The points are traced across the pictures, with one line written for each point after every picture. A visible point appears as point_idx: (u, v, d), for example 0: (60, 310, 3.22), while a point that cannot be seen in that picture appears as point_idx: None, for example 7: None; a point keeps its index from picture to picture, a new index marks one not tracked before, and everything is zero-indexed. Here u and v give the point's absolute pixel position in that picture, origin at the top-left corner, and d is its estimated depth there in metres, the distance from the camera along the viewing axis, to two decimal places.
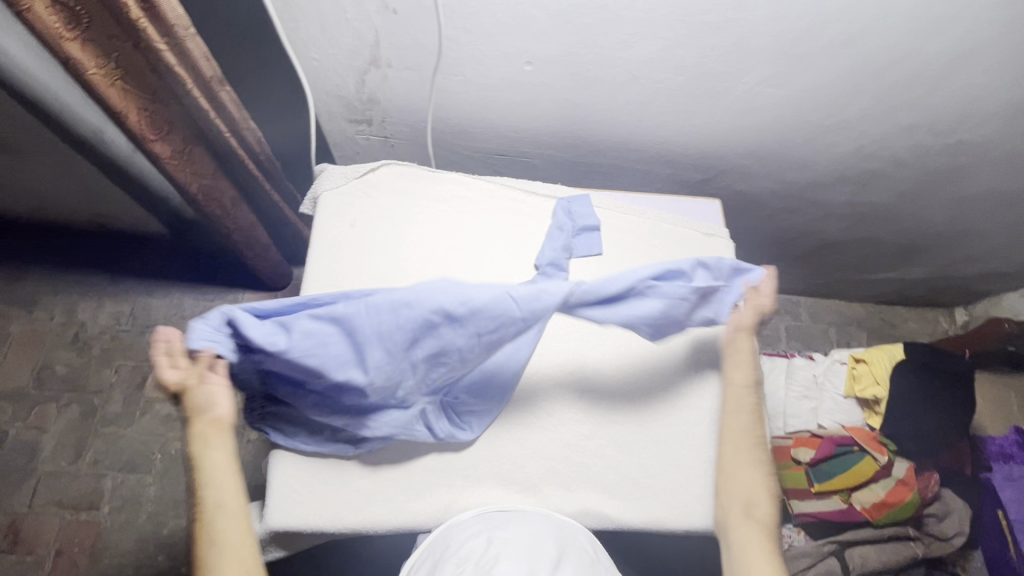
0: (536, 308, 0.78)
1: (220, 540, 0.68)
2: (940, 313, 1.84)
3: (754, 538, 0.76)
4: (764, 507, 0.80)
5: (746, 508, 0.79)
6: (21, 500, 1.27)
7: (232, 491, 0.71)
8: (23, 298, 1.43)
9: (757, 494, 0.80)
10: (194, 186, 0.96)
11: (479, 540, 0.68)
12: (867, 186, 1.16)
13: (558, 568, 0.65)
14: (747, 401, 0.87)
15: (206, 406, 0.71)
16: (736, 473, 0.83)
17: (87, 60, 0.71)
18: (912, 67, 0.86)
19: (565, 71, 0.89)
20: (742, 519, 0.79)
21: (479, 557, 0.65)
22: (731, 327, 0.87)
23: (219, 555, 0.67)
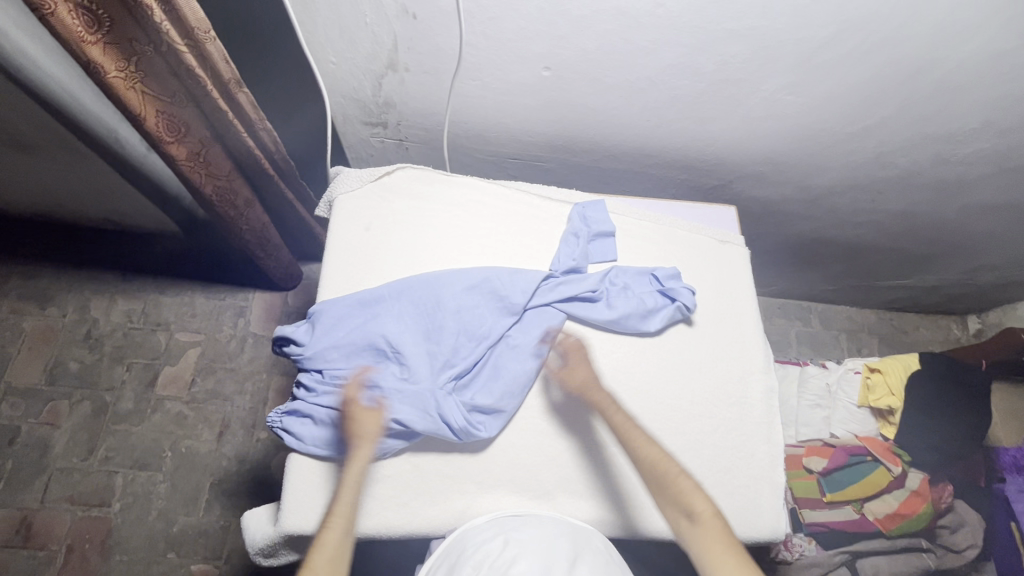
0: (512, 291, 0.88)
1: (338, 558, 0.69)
2: (953, 321, 1.83)
3: (711, 542, 0.69)
4: (701, 500, 0.73)
5: (682, 518, 0.73)
6: (33, 495, 1.28)
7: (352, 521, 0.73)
8: (36, 295, 1.44)
9: (684, 499, 0.74)
10: (209, 188, 0.96)
11: (495, 543, 0.68)
12: (884, 193, 1.15)
13: (574, 568, 0.64)
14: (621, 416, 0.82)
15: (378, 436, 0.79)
16: (665, 484, 0.76)
17: (108, 64, 0.72)
18: (935, 76, 0.85)
19: (583, 76, 0.89)
20: (688, 531, 0.72)
21: (496, 556, 0.65)
22: (574, 382, 0.86)
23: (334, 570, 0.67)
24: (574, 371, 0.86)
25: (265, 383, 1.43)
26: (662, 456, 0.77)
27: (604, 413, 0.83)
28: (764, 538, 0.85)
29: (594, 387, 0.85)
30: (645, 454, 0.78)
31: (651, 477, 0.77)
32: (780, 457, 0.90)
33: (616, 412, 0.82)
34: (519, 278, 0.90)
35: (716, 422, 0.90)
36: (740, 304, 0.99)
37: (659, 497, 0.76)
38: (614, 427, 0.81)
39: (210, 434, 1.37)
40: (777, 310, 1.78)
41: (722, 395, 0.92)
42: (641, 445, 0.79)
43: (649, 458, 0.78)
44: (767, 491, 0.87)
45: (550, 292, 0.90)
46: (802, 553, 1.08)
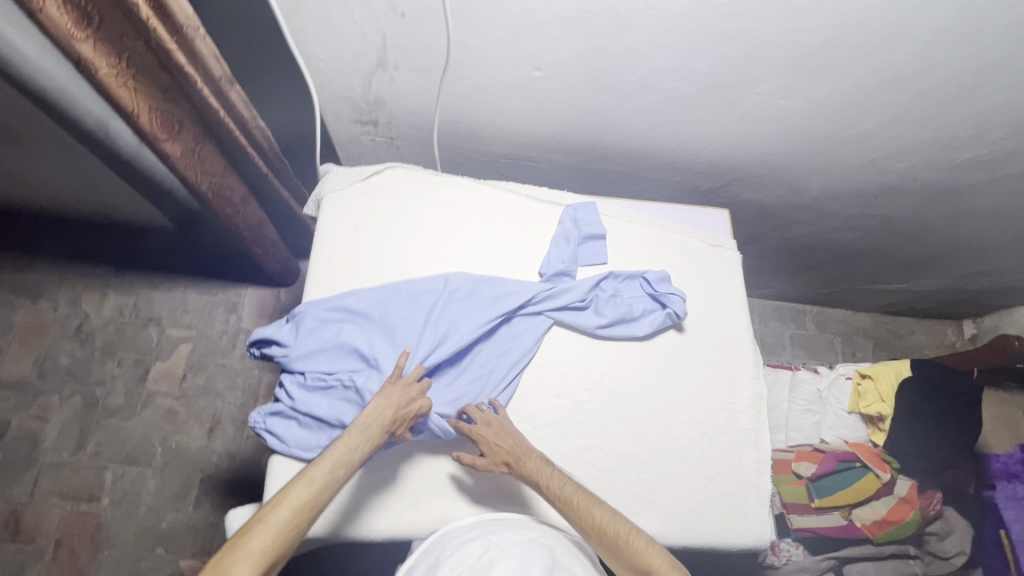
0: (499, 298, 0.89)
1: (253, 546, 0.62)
2: (948, 326, 1.82)
3: None
4: (655, 555, 0.70)
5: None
6: (22, 489, 1.28)
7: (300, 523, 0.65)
8: (28, 288, 1.43)
9: (640, 561, 0.69)
10: (205, 185, 0.94)
11: (475, 545, 0.67)
12: (878, 198, 1.14)
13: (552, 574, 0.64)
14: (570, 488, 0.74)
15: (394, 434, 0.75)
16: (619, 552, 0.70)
17: (98, 61, 0.69)
18: (930, 82, 0.84)
19: (575, 77, 0.88)
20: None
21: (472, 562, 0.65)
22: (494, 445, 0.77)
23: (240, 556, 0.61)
24: (498, 449, 0.76)
25: (255, 380, 1.42)
26: (612, 519, 0.72)
27: (540, 483, 0.75)
28: (748, 545, 0.84)
29: (525, 457, 0.77)
30: (591, 521, 0.72)
31: (604, 543, 0.71)
32: (768, 463, 0.90)
33: (556, 483, 0.75)
34: (501, 287, 0.91)
35: (703, 428, 0.90)
36: (731, 309, 0.98)
37: (614, 560, 0.71)
38: (555, 498, 0.74)
39: (201, 430, 1.36)
40: (772, 312, 1.77)
41: (710, 400, 0.92)
42: (585, 512, 0.72)
43: (596, 525, 0.72)
44: (753, 497, 0.87)
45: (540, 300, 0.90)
46: (790, 558, 1.08)
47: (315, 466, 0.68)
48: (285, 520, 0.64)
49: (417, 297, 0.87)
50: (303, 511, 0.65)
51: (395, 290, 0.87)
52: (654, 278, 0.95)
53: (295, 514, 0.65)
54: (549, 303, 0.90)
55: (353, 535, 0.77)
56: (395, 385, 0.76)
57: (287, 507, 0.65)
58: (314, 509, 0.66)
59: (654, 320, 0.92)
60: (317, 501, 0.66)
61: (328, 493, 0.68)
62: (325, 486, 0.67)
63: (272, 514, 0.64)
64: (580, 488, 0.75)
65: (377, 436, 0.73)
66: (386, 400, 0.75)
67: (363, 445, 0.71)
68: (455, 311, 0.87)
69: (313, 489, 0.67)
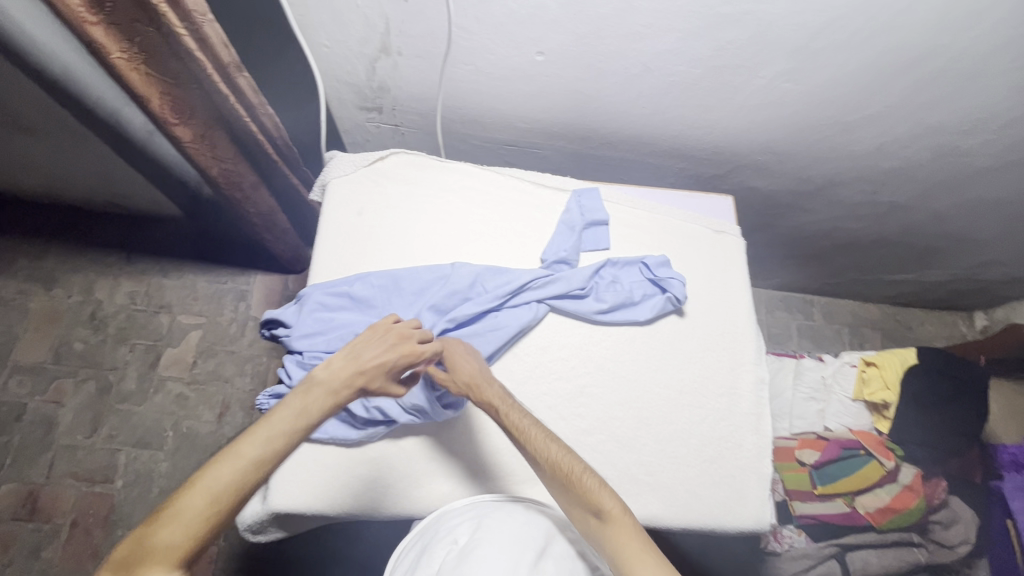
0: (503, 284, 0.90)
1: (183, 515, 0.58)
2: (959, 317, 1.80)
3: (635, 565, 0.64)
4: (608, 497, 0.68)
5: (590, 517, 0.69)
6: (39, 471, 1.31)
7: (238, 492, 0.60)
8: (42, 276, 1.46)
9: (590, 499, 0.68)
10: (215, 170, 0.97)
11: (466, 527, 0.69)
12: (885, 185, 1.13)
13: (540, 557, 0.66)
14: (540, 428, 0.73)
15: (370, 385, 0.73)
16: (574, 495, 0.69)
17: (110, 45, 0.70)
18: (938, 64, 0.83)
19: (578, 62, 0.88)
20: (599, 529, 0.67)
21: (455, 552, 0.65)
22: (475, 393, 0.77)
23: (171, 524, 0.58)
24: (458, 371, 0.78)
25: (264, 366, 1.45)
26: (571, 460, 0.71)
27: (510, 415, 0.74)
28: (749, 528, 0.85)
29: (486, 387, 0.77)
30: (545, 455, 0.71)
31: (557, 481, 0.70)
32: (769, 448, 0.90)
33: (507, 411, 0.75)
34: (499, 276, 0.91)
35: (704, 412, 0.90)
36: (734, 295, 0.99)
37: (567, 497, 0.70)
38: (507, 428, 0.74)
39: (211, 414, 1.39)
40: (779, 303, 1.76)
41: (711, 385, 0.92)
42: (539, 444, 0.72)
43: (550, 461, 0.70)
44: (754, 482, 0.87)
45: (540, 287, 0.90)
46: (793, 545, 1.09)
47: (248, 442, 0.63)
48: (201, 507, 0.59)
49: (420, 279, 0.88)
50: (224, 496, 0.60)
51: (398, 272, 0.89)
52: (655, 266, 0.95)
53: (212, 501, 0.59)
54: (550, 287, 0.90)
55: (357, 512, 0.79)
56: (376, 330, 0.77)
57: (202, 495, 0.59)
58: (240, 492, 0.60)
59: (654, 305, 0.92)
60: (242, 484, 0.61)
61: (253, 474, 0.62)
62: (252, 466, 0.62)
63: (186, 499, 0.58)
64: (537, 425, 0.74)
65: (333, 395, 0.70)
66: (357, 350, 0.74)
67: (309, 407, 0.68)
68: (458, 295, 0.88)
69: (236, 472, 0.61)
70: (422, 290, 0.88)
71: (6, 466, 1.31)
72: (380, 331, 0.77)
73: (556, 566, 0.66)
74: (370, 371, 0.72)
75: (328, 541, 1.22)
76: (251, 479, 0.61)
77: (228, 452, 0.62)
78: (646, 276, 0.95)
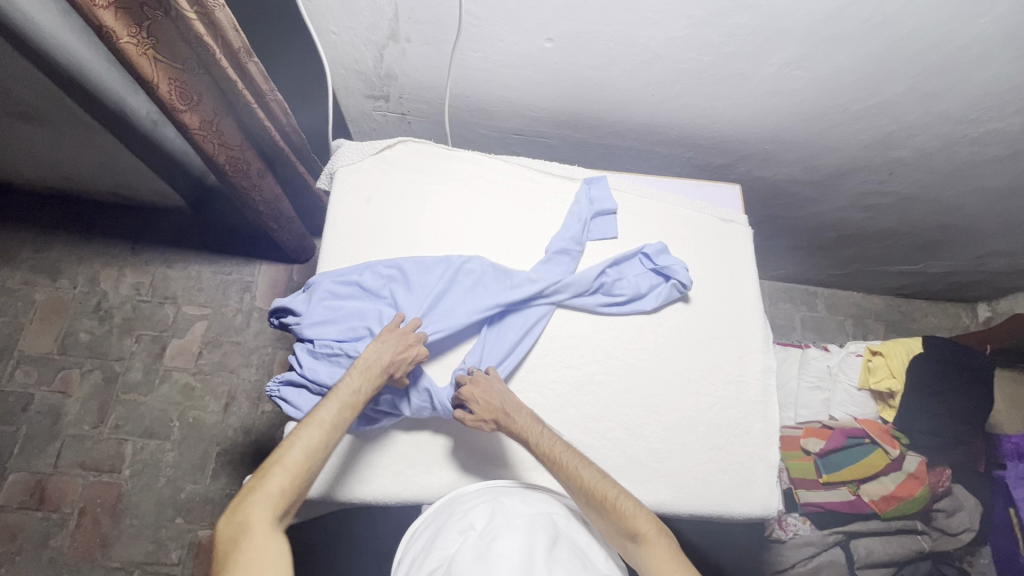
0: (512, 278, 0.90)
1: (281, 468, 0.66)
2: (962, 308, 1.80)
3: None
4: (645, 520, 0.70)
5: (628, 541, 0.70)
6: (46, 460, 1.31)
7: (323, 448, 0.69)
8: (47, 267, 1.46)
9: (627, 524, 0.69)
10: (222, 157, 0.96)
11: (479, 513, 0.69)
12: (892, 175, 1.12)
13: (554, 543, 0.65)
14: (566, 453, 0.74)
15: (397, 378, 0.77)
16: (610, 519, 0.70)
17: (119, 29, 0.71)
18: (949, 51, 0.83)
19: (588, 49, 0.87)
20: (638, 553, 0.69)
21: (472, 537, 0.66)
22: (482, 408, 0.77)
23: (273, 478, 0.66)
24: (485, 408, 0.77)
25: (270, 357, 1.45)
26: (608, 486, 0.72)
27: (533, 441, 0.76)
28: (756, 514, 0.85)
29: (514, 412, 0.78)
30: (579, 481, 0.72)
31: (592, 505, 0.71)
32: (776, 435, 0.91)
33: (538, 438, 0.76)
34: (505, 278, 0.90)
35: (712, 400, 0.90)
36: (741, 283, 0.99)
37: (603, 522, 0.71)
38: (539, 454, 0.75)
39: (217, 405, 1.39)
40: (783, 294, 1.76)
41: (719, 372, 0.92)
42: (572, 471, 0.73)
43: (584, 486, 0.72)
44: (761, 469, 0.88)
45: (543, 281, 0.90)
46: (796, 533, 1.09)
47: (324, 407, 0.71)
48: (297, 461, 0.67)
49: (427, 272, 0.88)
50: (316, 451, 0.68)
51: (406, 264, 0.88)
52: (661, 258, 0.95)
53: (307, 456, 0.68)
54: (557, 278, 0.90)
55: (370, 499, 0.80)
56: (391, 332, 0.79)
57: (299, 450, 0.67)
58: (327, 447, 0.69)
59: (660, 296, 0.93)
60: (327, 442, 0.69)
61: (333, 433, 0.70)
62: (333, 426, 0.70)
63: (285, 455, 0.67)
64: (570, 450, 0.75)
65: (376, 378, 0.75)
66: (381, 348, 0.77)
67: (364, 385, 0.74)
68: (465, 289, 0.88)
69: (322, 432, 0.70)
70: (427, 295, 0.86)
71: (13, 455, 1.31)
72: (393, 334, 0.79)
73: (568, 552, 0.65)
74: (397, 363, 0.77)
75: (335, 528, 1.23)
76: (333, 437, 0.70)
77: (311, 416, 0.70)
78: (652, 270, 0.95)
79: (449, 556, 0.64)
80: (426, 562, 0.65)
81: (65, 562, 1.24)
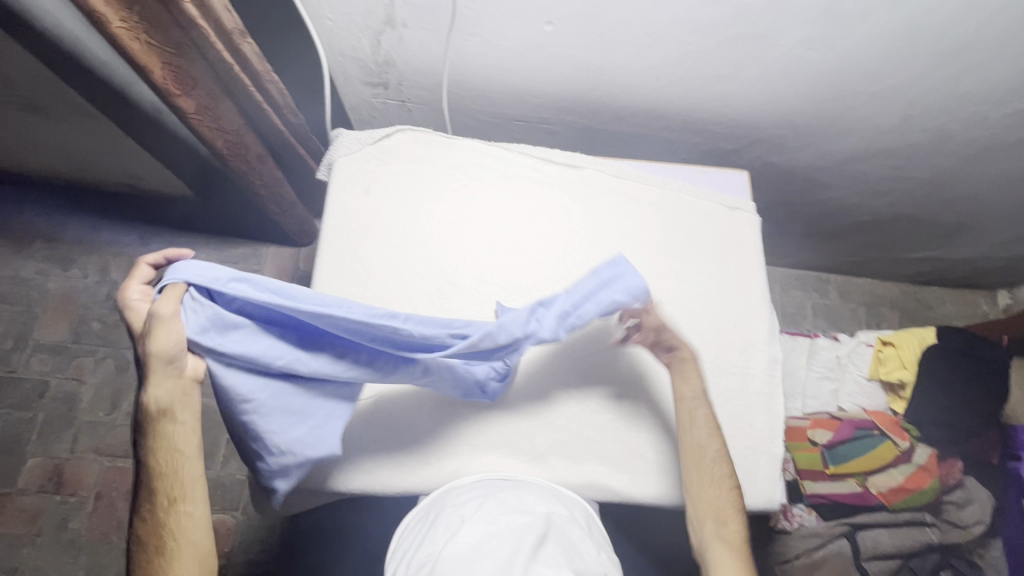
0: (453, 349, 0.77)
1: (177, 529, 0.64)
2: (981, 296, 1.76)
3: None
4: (734, 518, 0.78)
5: (711, 522, 0.77)
6: (63, 446, 1.35)
7: (194, 475, 0.66)
8: (59, 256, 1.48)
9: (717, 506, 0.78)
10: (221, 143, 0.95)
11: (472, 505, 0.70)
12: (909, 159, 1.08)
13: (543, 542, 0.64)
14: (703, 412, 0.83)
15: (163, 314, 0.64)
16: (703, 486, 0.79)
17: (110, 13, 0.65)
18: (970, 29, 0.78)
19: (589, 32, 0.85)
20: (714, 536, 0.76)
21: (461, 532, 0.66)
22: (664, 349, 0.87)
23: (177, 541, 0.64)
24: (677, 350, 0.86)
25: None
26: (703, 451, 0.80)
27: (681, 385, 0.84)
28: (758, 507, 0.84)
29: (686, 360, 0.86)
30: (696, 447, 0.80)
31: (692, 473, 0.80)
32: (780, 427, 0.90)
33: (687, 386, 0.84)
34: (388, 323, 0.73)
35: (715, 392, 0.89)
36: (747, 271, 0.97)
37: (696, 494, 0.79)
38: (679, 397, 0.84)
39: None
40: (794, 281, 1.73)
41: (723, 364, 0.91)
42: (695, 438, 0.81)
43: (696, 452, 0.80)
44: (764, 460, 0.87)
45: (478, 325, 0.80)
46: (802, 524, 1.08)
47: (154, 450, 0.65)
48: (186, 505, 0.65)
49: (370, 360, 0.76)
50: (187, 483, 0.66)
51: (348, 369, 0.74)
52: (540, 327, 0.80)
53: (181, 506, 0.65)
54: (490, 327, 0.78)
55: (367, 489, 0.80)
56: (129, 292, 0.67)
57: (179, 473, 0.65)
58: (180, 474, 0.65)
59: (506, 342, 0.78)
60: (180, 472, 0.65)
61: (183, 463, 0.66)
62: (173, 458, 0.65)
63: (168, 527, 0.64)
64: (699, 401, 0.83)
65: (153, 360, 0.64)
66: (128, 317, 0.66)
67: (157, 381, 0.65)
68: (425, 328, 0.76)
69: (170, 506, 0.65)
70: (221, 279, 0.68)
71: (31, 440, 1.34)
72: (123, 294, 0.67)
73: (559, 547, 0.64)
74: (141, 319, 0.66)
75: (343, 512, 1.26)
76: (185, 447, 0.66)
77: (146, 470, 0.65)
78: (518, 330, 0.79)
79: (435, 552, 0.65)
80: (417, 556, 0.66)
81: (84, 544, 1.28)
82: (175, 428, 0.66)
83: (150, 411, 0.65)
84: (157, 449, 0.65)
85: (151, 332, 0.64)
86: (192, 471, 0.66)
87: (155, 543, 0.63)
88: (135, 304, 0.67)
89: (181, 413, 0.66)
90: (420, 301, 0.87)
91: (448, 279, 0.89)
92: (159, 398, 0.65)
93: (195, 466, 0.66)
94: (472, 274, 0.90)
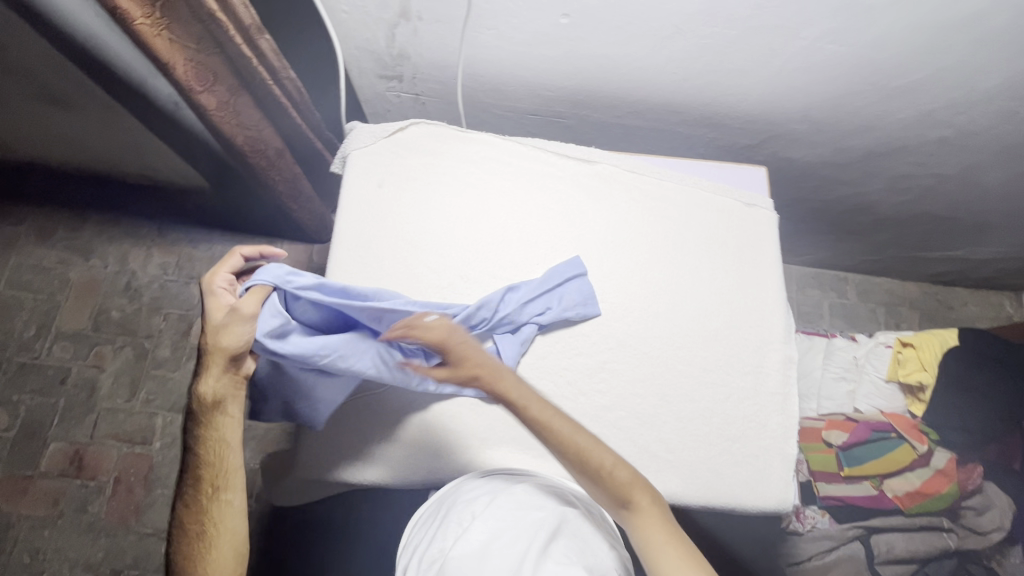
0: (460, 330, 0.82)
1: (218, 511, 0.72)
2: (1006, 298, 1.71)
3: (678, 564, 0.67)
4: (642, 491, 0.71)
5: (622, 508, 0.71)
6: (83, 431, 1.38)
7: (236, 464, 0.73)
8: (81, 246, 1.51)
9: (621, 492, 0.71)
10: (240, 138, 0.95)
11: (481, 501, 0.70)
12: (934, 155, 1.05)
13: (554, 538, 0.64)
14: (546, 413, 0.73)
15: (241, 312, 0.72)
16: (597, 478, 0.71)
17: (133, 9, 0.68)
18: (1002, 21, 0.76)
19: (605, 24, 0.83)
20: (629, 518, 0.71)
21: (470, 528, 0.66)
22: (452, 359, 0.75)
23: (219, 521, 0.72)
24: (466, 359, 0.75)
25: None
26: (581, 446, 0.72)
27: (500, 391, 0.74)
28: (771, 508, 0.83)
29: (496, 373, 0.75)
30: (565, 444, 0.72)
31: (586, 473, 0.72)
32: (795, 428, 0.88)
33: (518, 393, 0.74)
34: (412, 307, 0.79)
35: (729, 391, 0.88)
36: (763, 268, 0.95)
37: (595, 487, 0.72)
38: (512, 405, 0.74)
39: None
40: (811, 280, 1.70)
41: (736, 363, 0.90)
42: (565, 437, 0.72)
43: (575, 450, 0.72)
44: (777, 461, 0.85)
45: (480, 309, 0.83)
46: (815, 526, 1.07)
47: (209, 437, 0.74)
48: (228, 490, 0.73)
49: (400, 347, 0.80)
50: (230, 471, 0.73)
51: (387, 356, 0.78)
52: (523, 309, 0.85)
53: (224, 490, 0.73)
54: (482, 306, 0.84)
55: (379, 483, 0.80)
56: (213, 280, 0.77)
57: (224, 462, 0.73)
58: (226, 462, 0.73)
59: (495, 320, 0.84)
60: (225, 460, 0.73)
61: (227, 453, 0.73)
62: (221, 446, 0.73)
63: (212, 507, 0.72)
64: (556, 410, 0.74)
65: (219, 354, 0.73)
66: (208, 305, 0.75)
67: (217, 373, 0.73)
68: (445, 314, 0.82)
69: (215, 491, 0.73)
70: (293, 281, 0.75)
71: (54, 425, 1.38)
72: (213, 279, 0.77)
73: (569, 543, 0.64)
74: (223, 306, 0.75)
75: (354, 502, 1.27)
76: (230, 437, 0.74)
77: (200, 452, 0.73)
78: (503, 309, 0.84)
79: (445, 549, 0.65)
80: (427, 551, 0.67)
81: (103, 527, 1.31)
82: (225, 420, 0.74)
83: (206, 402, 0.73)
84: (210, 437, 0.73)
85: (227, 328, 0.73)
86: (235, 461, 0.73)
87: (201, 519, 0.72)
88: (220, 292, 0.76)
89: (231, 406, 0.74)
90: (432, 295, 0.87)
91: (461, 274, 0.89)
92: (214, 390, 0.73)
93: (238, 456, 0.74)
94: (484, 268, 0.90)
